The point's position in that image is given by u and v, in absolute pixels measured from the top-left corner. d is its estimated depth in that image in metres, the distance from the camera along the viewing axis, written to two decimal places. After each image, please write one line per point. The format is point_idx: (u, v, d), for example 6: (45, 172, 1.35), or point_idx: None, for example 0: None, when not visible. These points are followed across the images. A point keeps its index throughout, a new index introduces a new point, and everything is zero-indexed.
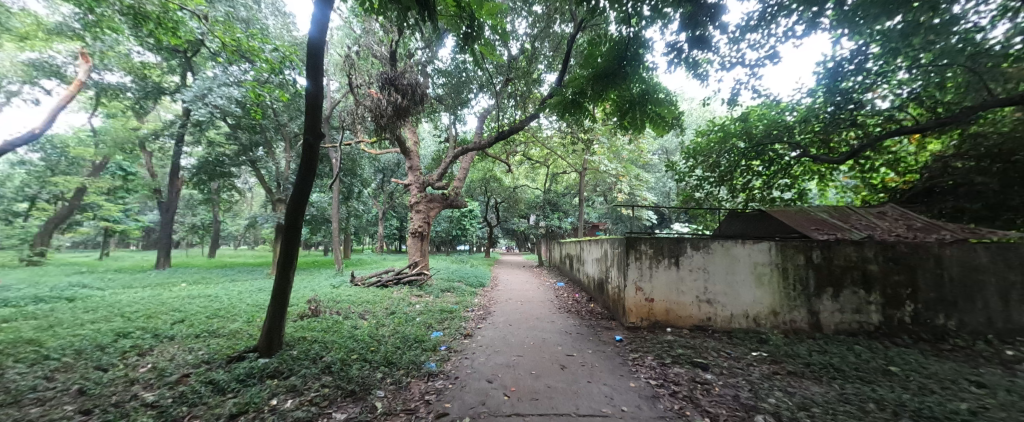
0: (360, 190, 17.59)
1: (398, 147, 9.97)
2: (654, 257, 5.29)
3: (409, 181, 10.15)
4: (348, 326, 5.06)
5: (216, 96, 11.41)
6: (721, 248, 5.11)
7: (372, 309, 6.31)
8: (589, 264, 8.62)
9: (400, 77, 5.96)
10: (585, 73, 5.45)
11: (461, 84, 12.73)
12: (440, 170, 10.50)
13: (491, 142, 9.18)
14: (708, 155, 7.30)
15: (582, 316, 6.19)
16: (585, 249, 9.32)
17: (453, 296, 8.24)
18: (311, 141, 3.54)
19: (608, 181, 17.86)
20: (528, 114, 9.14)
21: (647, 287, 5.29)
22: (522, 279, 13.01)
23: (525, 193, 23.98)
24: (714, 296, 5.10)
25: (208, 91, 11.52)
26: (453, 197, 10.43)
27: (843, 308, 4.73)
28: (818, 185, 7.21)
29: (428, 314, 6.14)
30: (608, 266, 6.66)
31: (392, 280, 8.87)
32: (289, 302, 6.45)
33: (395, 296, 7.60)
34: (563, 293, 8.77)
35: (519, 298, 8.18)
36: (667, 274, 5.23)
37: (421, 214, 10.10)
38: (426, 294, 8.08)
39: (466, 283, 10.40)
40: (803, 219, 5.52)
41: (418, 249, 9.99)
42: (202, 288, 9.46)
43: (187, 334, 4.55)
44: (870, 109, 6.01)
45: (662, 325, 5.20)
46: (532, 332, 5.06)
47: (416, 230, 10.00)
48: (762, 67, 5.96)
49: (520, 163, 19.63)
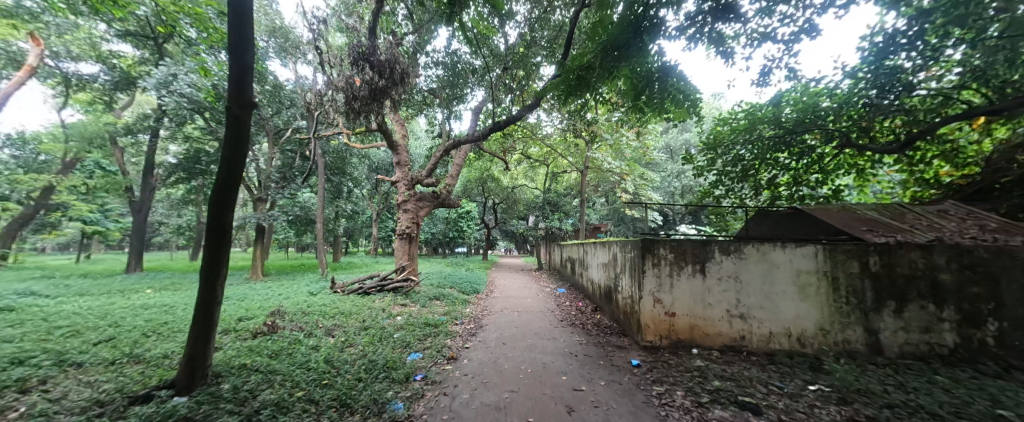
0: (350, 190, 16.74)
1: (384, 141, 9.13)
2: (675, 263, 4.47)
3: (396, 179, 9.28)
4: (308, 347, 4.18)
5: (183, 85, 10.47)
6: (755, 252, 4.28)
7: (344, 323, 5.43)
8: (594, 269, 7.79)
9: (375, 52, 5.10)
10: (592, 47, 4.59)
11: (456, 76, 11.88)
12: (431, 166, 9.64)
13: (485, 135, 8.36)
14: (729, 147, 6.48)
15: (589, 332, 5.34)
16: (589, 252, 8.52)
17: (441, 305, 7.37)
18: (238, 113, 2.70)
19: (611, 181, 17.03)
20: (527, 105, 8.30)
21: (667, 299, 4.45)
22: (521, 283, 12.19)
23: (524, 193, 23.15)
24: (749, 310, 4.25)
25: (176, 79, 10.56)
26: (445, 196, 9.57)
27: (908, 326, 3.89)
28: (854, 180, 6.38)
29: (409, 328, 5.26)
30: (617, 272, 5.82)
31: (375, 287, 8.01)
32: (249, 315, 5.56)
33: (376, 306, 6.72)
34: (565, 302, 7.93)
35: (516, 308, 7.32)
36: (690, 283, 4.40)
37: (410, 214, 9.24)
38: (411, 303, 7.22)
39: (458, 289, 9.53)
40: (849, 218, 4.69)
41: (406, 253, 9.13)
42: (166, 295, 8.56)
43: (100, 359, 3.66)
44: (920, 92, 5.13)
45: (686, 344, 4.36)
46: (530, 354, 4.19)
47: (404, 232, 9.15)
48: (798, 43, 5.11)
49: (519, 162, 18.78)
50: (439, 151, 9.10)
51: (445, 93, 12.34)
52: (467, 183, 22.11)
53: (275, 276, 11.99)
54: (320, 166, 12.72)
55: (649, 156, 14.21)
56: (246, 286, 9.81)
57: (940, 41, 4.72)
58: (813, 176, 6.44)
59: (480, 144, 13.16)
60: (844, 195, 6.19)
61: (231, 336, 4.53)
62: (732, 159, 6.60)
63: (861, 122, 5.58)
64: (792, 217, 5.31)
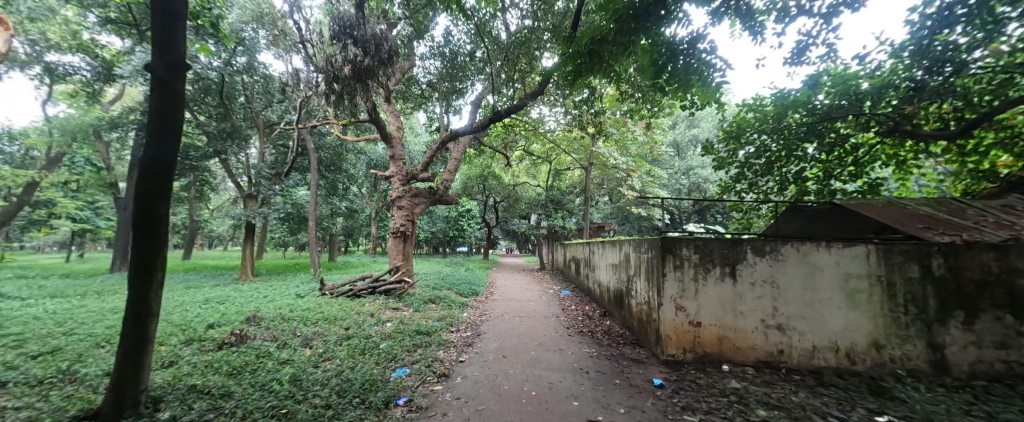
0: (346, 187, 16.19)
1: (377, 133, 8.56)
2: (700, 265, 3.90)
3: (390, 173, 8.70)
4: (278, 362, 3.61)
5: None
6: (795, 253, 3.70)
7: (326, 331, 4.87)
8: (601, 270, 7.22)
9: (359, 25, 4.50)
10: (606, 18, 3.98)
11: (455, 68, 11.28)
12: (427, 160, 9.07)
13: (485, 126, 7.80)
14: (752, 136, 5.90)
15: (599, 341, 4.77)
16: (596, 252, 7.96)
17: (437, 310, 6.80)
18: (162, 77, 2.15)
19: (617, 177, 16.41)
20: (529, 94, 7.70)
21: (691, 306, 3.87)
22: (522, 284, 11.66)
23: (526, 191, 22.54)
24: (788, 320, 3.67)
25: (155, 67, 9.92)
26: (442, 192, 9.03)
27: (979, 340, 3.30)
28: (893, 173, 5.77)
29: (398, 337, 4.70)
30: (630, 275, 5.24)
31: (367, 290, 7.47)
32: (221, 322, 5.01)
33: (364, 310, 6.14)
34: (570, 306, 7.36)
35: (517, 312, 6.75)
36: (719, 289, 3.82)
37: (405, 211, 8.65)
38: (404, 307, 6.66)
39: (456, 291, 8.96)
40: (899, 214, 4.09)
41: (401, 252, 8.56)
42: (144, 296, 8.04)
43: (28, 377, 3.11)
44: (976, 72, 4.51)
45: (713, 359, 3.79)
46: (534, 371, 3.62)
47: (398, 230, 8.57)
48: (838, 16, 4.49)
49: (522, 159, 18.18)
50: (434, 143, 8.51)
51: (443, 85, 11.71)
52: (467, 180, 21.52)
53: (265, 277, 11.46)
54: (313, 162, 12.13)
55: (658, 153, 13.58)
56: (232, 287, 9.29)
57: (1003, 11, 4.10)
58: (847, 169, 5.85)
59: (481, 139, 12.57)
60: (882, 189, 5.59)
61: (191, 348, 3.96)
62: (756, 150, 6.00)
63: (905, 108, 4.96)
64: (831, 212, 4.71)
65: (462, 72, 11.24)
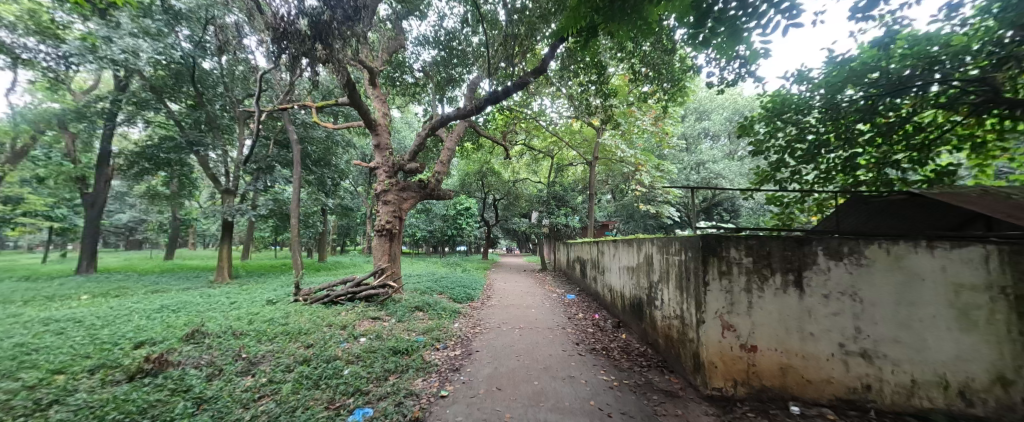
0: (336, 184, 15.26)
1: (360, 119, 7.64)
2: (754, 271, 3.00)
3: (375, 165, 7.78)
4: (194, 403, 2.69)
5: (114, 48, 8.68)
6: (883, 256, 2.77)
7: (282, 350, 3.96)
8: (613, 274, 6.33)
9: None
10: None
11: (449, 55, 10.31)
12: (416, 150, 8.15)
13: (479, 109, 6.92)
14: (793, 115, 4.99)
15: (619, 363, 3.87)
16: (605, 252, 7.09)
17: (424, 319, 5.89)
18: None
19: (623, 172, 15.45)
20: (530, 73, 6.73)
21: (744, 325, 2.97)
22: (524, 286, 10.83)
23: (526, 188, 21.58)
24: (876, 346, 2.76)
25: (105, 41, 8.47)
26: (433, 186, 8.15)
27: None
28: (965, 157, 4.83)
29: (369, 359, 3.80)
30: (653, 281, 4.34)
31: (345, 296, 6.57)
32: (153, 340, 4.07)
33: (336, 322, 5.23)
34: (578, 314, 6.45)
35: (518, 322, 5.85)
36: (781, 302, 2.92)
37: (391, 206, 7.71)
38: (386, 317, 5.77)
39: (449, 295, 8.06)
40: (1007, 205, 3.15)
41: (387, 252, 7.65)
42: (97, 302, 7.14)
43: None
44: None
45: (775, 395, 2.89)
46: (538, 414, 2.71)
47: (384, 228, 7.64)
48: None
49: (521, 153, 17.32)
50: (423, 130, 7.58)
51: (436, 71, 10.75)
52: (465, 177, 20.67)
53: (244, 279, 10.54)
54: (295, 154, 11.22)
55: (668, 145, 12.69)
56: (201, 291, 8.39)
57: None
58: (907, 154, 4.94)
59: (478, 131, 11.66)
60: (955, 178, 4.66)
61: (91, 379, 3.03)
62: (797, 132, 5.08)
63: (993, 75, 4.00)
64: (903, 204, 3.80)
65: (457, 58, 10.34)
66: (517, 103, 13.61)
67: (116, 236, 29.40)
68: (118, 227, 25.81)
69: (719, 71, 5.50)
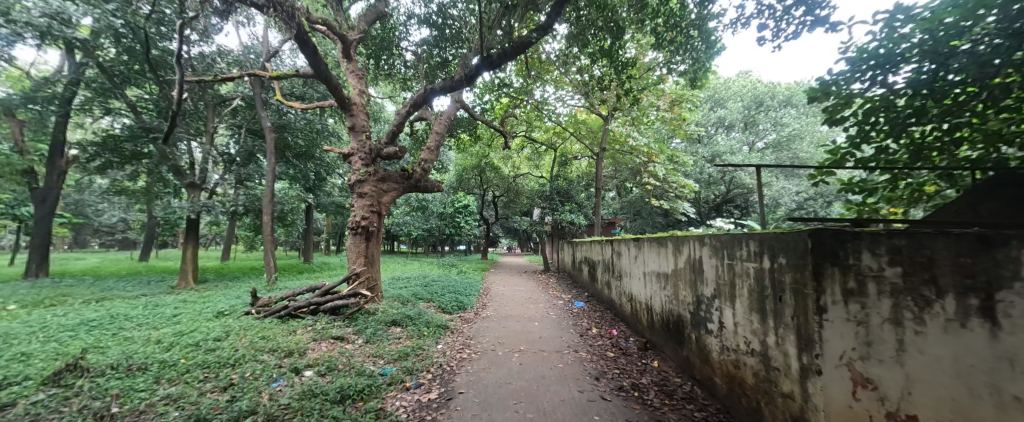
0: (323, 179, 14.14)
1: (332, 94, 6.40)
2: (900, 289, 1.57)
3: (350, 151, 6.61)
4: None
5: None
6: None
7: (180, 397, 2.79)
8: (636, 280, 5.08)
9: None
10: None
11: (442, 38, 9.16)
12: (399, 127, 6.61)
13: (470, 80, 5.68)
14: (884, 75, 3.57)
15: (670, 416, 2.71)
16: (622, 253, 5.92)
17: (400, 338, 4.72)
18: None
19: (631, 166, 14.29)
20: (531, 35, 5.43)
21: (888, 382, 1.61)
22: (525, 290, 9.69)
23: (527, 184, 20.39)
24: None
25: None
26: (419, 176, 6.99)
27: None
28: None
29: (301, 412, 2.62)
30: (708, 294, 3.04)
31: (307, 308, 5.39)
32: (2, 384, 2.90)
33: (282, 345, 4.06)
34: (591, 330, 5.26)
35: (518, 343, 4.67)
36: (961, 349, 1.35)
37: (367, 199, 6.53)
38: (352, 336, 4.62)
39: (436, 304, 6.90)
40: None
41: (362, 253, 6.46)
42: (18, 314, 6.01)
43: None
44: None
45: None
46: None
47: (358, 226, 6.45)
48: None
49: (522, 146, 16.25)
50: (401, 108, 6.31)
51: (427, 52, 9.62)
52: (463, 173, 19.60)
53: (211, 285, 9.42)
54: (269, 143, 10.01)
55: (683, 133, 11.56)
56: (151, 300, 7.25)
57: None
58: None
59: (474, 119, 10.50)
60: None
61: None
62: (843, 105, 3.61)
63: None
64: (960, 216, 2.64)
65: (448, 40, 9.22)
66: (518, 91, 12.52)
67: (104, 235, 28.40)
68: (103, 226, 24.83)
69: (774, 23, 4.23)
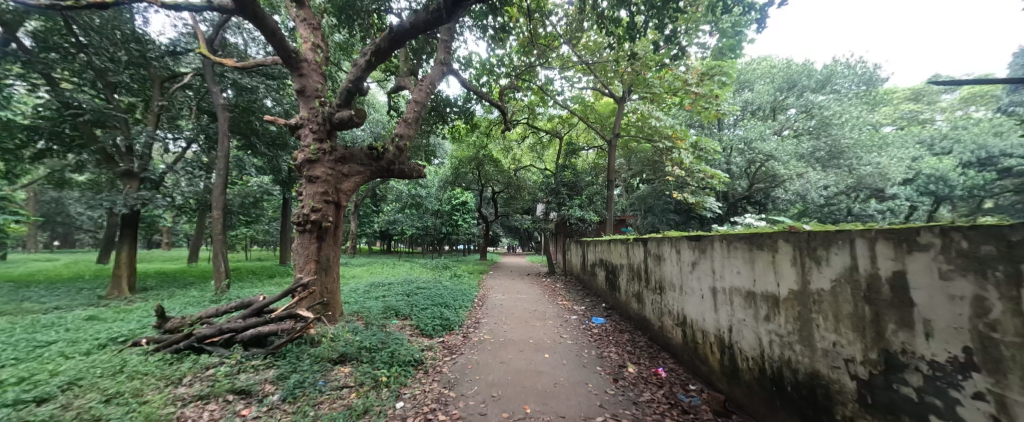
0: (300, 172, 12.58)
1: (273, 44, 4.72)
2: None
3: (298, 122, 5.00)
4: None
5: None
6: None
7: None
8: (696, 299, 3.46)
9: None
10: None
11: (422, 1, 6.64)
12: (349, 87, 4.40)
13: (449, 12, 3.81)
14: None
15: None
16: (664, 257, 4.31)
17: (342, 389, 3.08)
18: None
19: (648, 155, 12.79)
20: None
21: None
22: (528, 299, 8.12)
23: (530, 178, 18.85)
24: None
25: None
26: (392, 156, 5.36)
27: None
28: None
29: None
30: (940, 359, 1.38)
31: (219, 337, 3.74)
32: None
33: (128, 417, 2.42)
34: (628, 369, 3.68)
35: (525, 398, 3.05)
36: None
37: (320, 185, 4.89)
38: (267, 387, 3.01)
39: (412, 324, 5.28)
40: None
41: (313, 257, 4.83)
42: None
43: None
44: None
45: None
46: None
47: (305, 220, 4.79)
48: None
49: (524, 135, 14.74)
50: (360, 57, 4.42)
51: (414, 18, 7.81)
52: (460, 167, 18.05)
53: (151, 293, 7.83)
54: (221, 123, 8.37)
55: (711, 115, 10.04)
56: (49, 318, 5.66)
57: None
58: None
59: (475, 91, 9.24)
60: None
61: None
62: None
63: None
64: None
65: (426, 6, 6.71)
66: (521, 71, 11.04)
67: (85, 236, 27.01)
68: (79, 226, 23.37)
69: None
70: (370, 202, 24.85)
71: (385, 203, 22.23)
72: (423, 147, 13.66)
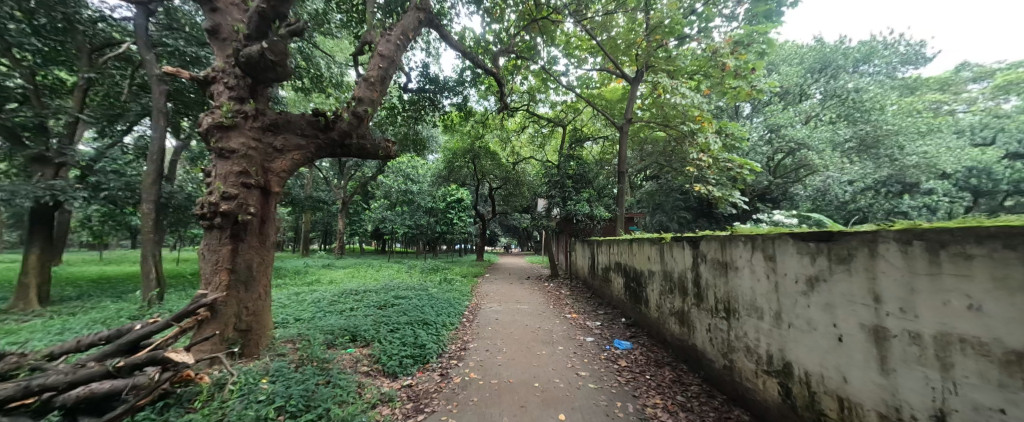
0: None
1: None
2: None
3: (207, 75, 3.56)
4: None
5: None
6: None
7: None
8: (823, 341, 2.03)
9: None
10: None
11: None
12: (263, 8, 2.93)
13: None
14: None
15: None
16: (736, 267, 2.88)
17: None
18: None
19: (664, 144, 11.43)
20: None
21: None
22: (530, 311, 6.72)
23: (530, 173, 17.44)
24: None
25: None
26: (345, 126, 3.91)
27: None
28: None
29: None
30: None
31: (32, 399, 2.17)
32: None
33: None
34: None
35: None
36: None
37: (236, 162, 3.45)
38: None
39: (371, 356, 3.83)
40: None
41: (225, 264, 3.39)
42: None
43: None
44: None
45: None
46: None
47: (211, 210, 3.33)
48: None
49: (524, 125, 13.33)
50: None
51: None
52: (454, 160, 16.68)
53: (66, 306, 6.41)
54: (155, 98, 6.87)
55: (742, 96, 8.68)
56: None
57: None
58: None
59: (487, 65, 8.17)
60: None
61: None
62: None
63: None
64: None
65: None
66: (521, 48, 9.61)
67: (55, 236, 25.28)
68: None
69: None
70: (359, 199, 23.36)
71: (374, 201, 20.81)
72: (411, 136, 12.21)
